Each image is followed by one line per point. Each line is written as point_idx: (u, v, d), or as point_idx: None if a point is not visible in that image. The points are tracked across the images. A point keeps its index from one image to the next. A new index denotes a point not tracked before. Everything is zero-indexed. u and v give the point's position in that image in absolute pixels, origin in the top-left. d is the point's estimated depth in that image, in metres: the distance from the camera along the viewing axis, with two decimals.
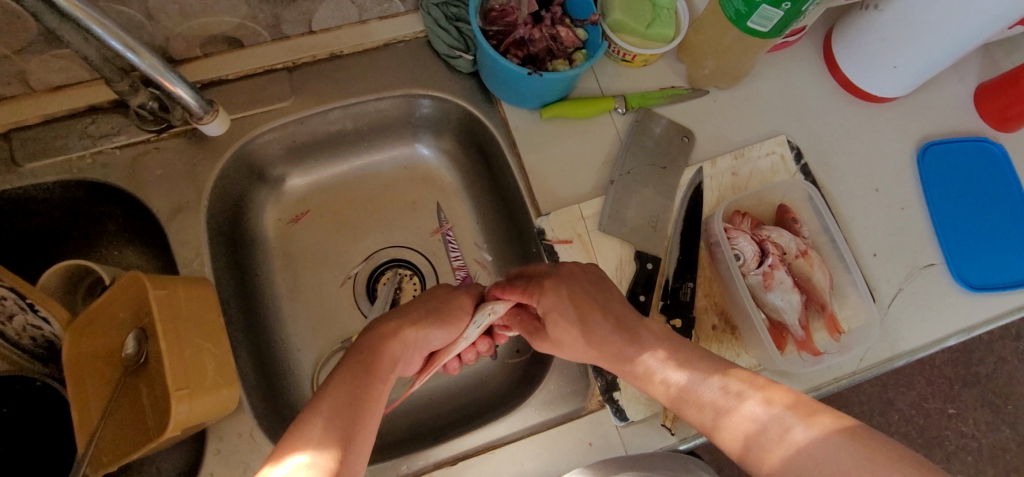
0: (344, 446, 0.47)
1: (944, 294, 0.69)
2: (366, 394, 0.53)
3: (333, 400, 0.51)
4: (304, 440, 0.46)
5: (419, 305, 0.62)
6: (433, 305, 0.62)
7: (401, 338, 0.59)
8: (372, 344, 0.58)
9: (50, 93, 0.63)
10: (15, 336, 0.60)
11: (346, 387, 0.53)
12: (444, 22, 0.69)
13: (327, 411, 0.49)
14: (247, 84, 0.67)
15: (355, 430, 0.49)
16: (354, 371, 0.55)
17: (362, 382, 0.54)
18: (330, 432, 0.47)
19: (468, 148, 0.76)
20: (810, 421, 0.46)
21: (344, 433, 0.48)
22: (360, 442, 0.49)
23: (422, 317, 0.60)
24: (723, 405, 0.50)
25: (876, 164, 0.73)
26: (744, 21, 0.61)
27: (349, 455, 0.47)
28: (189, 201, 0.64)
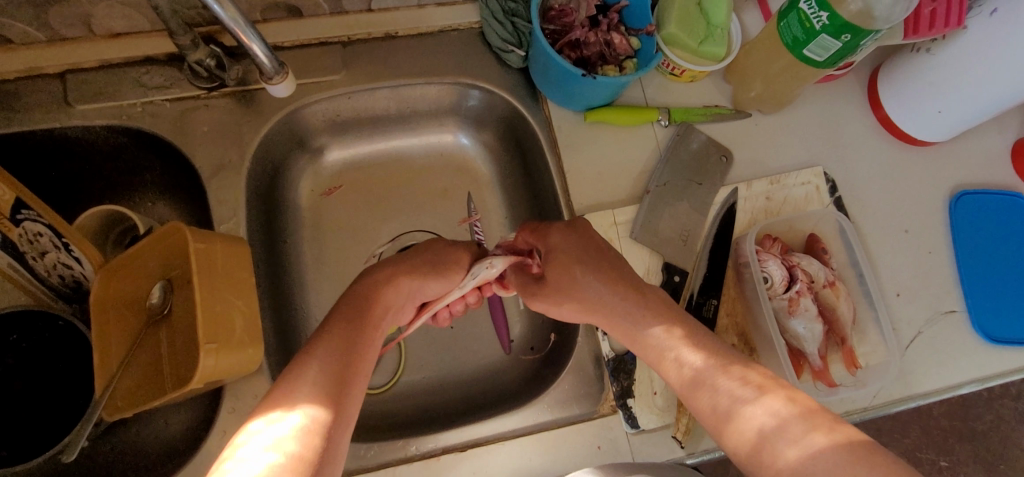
0: (342, 389, 0.48)
1: (963, 342, 0.69)
2: (362, 330, 0.55)
3: (335, 344, 0.52)
4: (297, 394, 0.45)
5: (417, 258, 0.63)
6: (428, 256, 0.63)
7: (395, 287, 0.60)
8: (365, 287, 0.59)
9: (110, 39, 0.64)
10: (44, 272, 0.61)
11: (343, 328, 0.54)
12: (501, 15, 0.69)
13: (325, 355, 0.50)
14: (301, 53, 0.68)
15: (351, 373, 0.50)
16: (349, 315, 0.56)
17: (356, 323, 0.55)
18: (324, 376, 0.48)
19: (507, 143, 0.77)
20: (831, 427, 0.45)
21: (340, 377, 0.49)
22: (355, 381, 0.50)
23: (416, 270, 0.62)
24: (742, 397, 0.50)
25: (908, 206, 0.74)
26: (801, 49, 0.62)
27: (345, 398, 0.48)
28: (231, 160, 0.65)
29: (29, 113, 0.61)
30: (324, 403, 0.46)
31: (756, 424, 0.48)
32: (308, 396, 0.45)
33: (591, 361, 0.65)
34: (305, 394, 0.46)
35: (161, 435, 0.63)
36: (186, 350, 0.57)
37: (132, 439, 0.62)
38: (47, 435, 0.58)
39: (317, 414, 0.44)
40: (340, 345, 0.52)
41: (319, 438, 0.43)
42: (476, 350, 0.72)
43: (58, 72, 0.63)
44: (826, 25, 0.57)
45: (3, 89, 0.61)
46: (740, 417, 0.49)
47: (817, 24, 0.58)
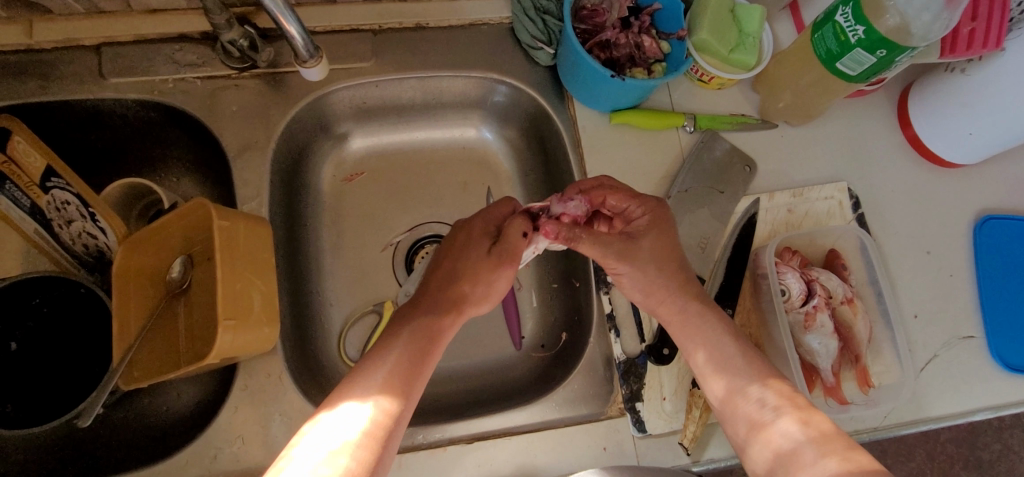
0: (409, 383, 0.51)
1: (979, 368, 0.68)
2: (431, 327, 0.56)
3: (405, 340, 0.54)
4: (367, 382, 0.50)
5: (461, 282, 0.59)
6: (474, 276, 0.59)
7: (461, 314, 0.59)
8: (430, 298, 0.59)
9: (147, 15, 0.65)
10: (70, 240, 0.63)
11: (422, 323, 0.56)
12: (532, 13, 0.69)
13: (398, 350, 0.53)
14: (332, 39, 0.69)
15: (422, 363, 0.53)
16: (415, 313, 0.57)
17: (429, 320, 0.57)
18: (394, 370, 0.51)
19: (531, 139, 0.77)
20: (843, 456, 0.47)
21: (409, 371, 0.52)
22: (426, 370, 0.53)
23: (469, 294, 0.59)
24: (758, 419, 0.53)
25: (931, 228, 0.73)
26: (834, 62, 0.61)
27: (413, 389, 0.51)
28: (257, 141, 0.66)
29: (64, 82, 0.62)
30: (393, 394, 0.49)
31: None
32: (375, 386, 0.49)
33: (601, 362, 0.65)
34: (373, 384, 0.49)
35: (172, 407, 0.64)
36: (203, 325, 0.59)
37: (143, 409, 0.63)
38: (61, 400, 0.59)
39: (385, 404, 0.48)
40: (415, 335, 0.55)
41: (382, 429, 0.46)
42: (486, 344, 0.72)
43: (94, 44, 0.64)
44: (861, 39, 0.57)
45: (40, 57, 0.62)
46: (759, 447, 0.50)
47: (852, 38, 0.57)
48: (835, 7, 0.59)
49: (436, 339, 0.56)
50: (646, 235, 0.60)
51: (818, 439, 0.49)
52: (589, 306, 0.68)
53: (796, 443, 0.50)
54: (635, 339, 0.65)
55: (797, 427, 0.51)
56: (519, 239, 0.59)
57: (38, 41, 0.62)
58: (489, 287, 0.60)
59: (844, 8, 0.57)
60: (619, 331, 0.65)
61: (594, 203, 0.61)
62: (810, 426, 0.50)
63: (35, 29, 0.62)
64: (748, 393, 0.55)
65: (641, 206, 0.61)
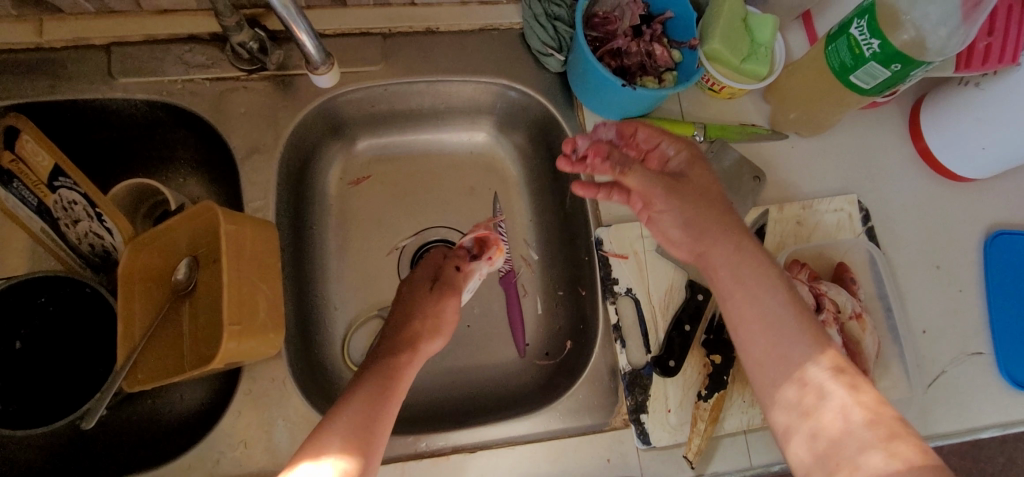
0: (370, 435, 0.49)
1: (987, 385, 0.68)
2: (391, 373, 0.55)
3: (364, 387, 0.53)
4: (327, 442, 0.47)
5: (413, 319, 0.61)
6: (425, 313, 0.62)
7: (417, 352, 0.59)
8: (391, 339, 0.60)
9: (156, 15, 0.64)
10: (76, 239, 0.63)
11: (379, 371, 0.55)
12: (543, 18, 0.69)
13: (359, 397, 0.52)
14: (342, 42, 0.68)
15: (382, 412, 0.52)
16: (378, 358, 0.58)
17: (392, 359, 0.57)
18: (354, 424, 0.49)
19: (539, 146, 0.76)
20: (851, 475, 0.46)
21: (370, 422, 0.50)
22: (388, 418, 0.52)
23: (421, 330, 0.61)
24: None
25: (941, 243, 0.72)
26: (848, 75, 0.60)
27: (376, 443, 0.50)
28: (265, 144, 0.66)
29: (73, 81, 0.62)
30: (353, 449, 0.48)
31: None
32: (337, 440, 0.48)
33: (606, 372, 0.64)
34: (334, 441, 0.48)
35: (175, 408, 0.64)
36: (207, 328, 0.58)
37: (146, 410, 0.63)
38: (65, 399, 0.60)
39: (346, 466, 0.46)
40: (373, 384, 0.54)
41: None
42: (491, 351, 0.72)
43: (103, 44, 0.64)
44: (876, 53, 0.56)
45: (49, 56, 0.62)
46: None
47: (866, 52, 0.57)
48: (849, 19, 0.59)
49: (395, 383, 0.55)
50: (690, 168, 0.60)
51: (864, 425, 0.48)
52: (595, 316, 0.67)
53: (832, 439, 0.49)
54: (640, 350, 0.64)
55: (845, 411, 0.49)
56: (453, 271, 0.66)
57: (47, 39, 0.62)
58: (438, 320, 0.62)
59: (859, 21, 0.57)
60: (625, 341, 0.64)
61: (625, 132, 0.62)
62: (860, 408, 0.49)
63: (45, 28, 0.62)
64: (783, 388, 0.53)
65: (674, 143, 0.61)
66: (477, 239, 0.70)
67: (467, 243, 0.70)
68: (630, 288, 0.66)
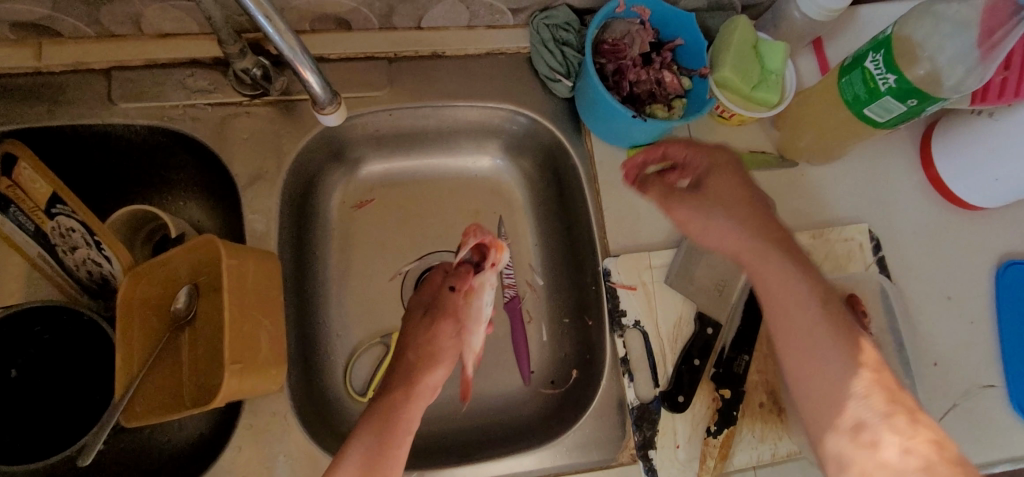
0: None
1: (999, 419, 0.67)
2: (388, 415, 0.55)
3: (361, 436, 0.53)
4: None
5: (408, 350, 0.63)
6: (422, 342, 0.63)
7: (418, 386, 0.60)
8: (395, 374, 0.61)
9: (157, 39, 0.63)
10: (74, 265, 0.62)
11: (377, 418, 0.55)
12: (552, 43, 0.67)
13: (357, 444, 0.52)
14: (346, 66, 0.67)
15: (384, 457, 0.52)
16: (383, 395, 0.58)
17: (398, 396, 0.58)
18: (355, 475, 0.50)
19: (545, 170, 0.75)
20: None
21: (374, 467, 0.51)
22: (392, 462, 0.52)
23: (416, 363, 0.62)
24: None
25: (953, 272, 0.71)
26: (862, 107, 0.59)
27: None
28: (267, 171, 0.64)
29: (73, 106, 0.61)
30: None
31: None
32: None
33: (614, 405, 0.63)
34: None
35: (174, 439, 0.63)
36: (208, 361, 0.57)
37: (145, 442, 0.62)
38: (63, 433, 0.58)
39: None
40: (371, 435, 0.53)
41: None
42: (495, 380, 0.71)
43: (103, 68, 0.62)
44: (891, 87, 0.55)
45: (49, 80, 0.61)
46: None
47: (882, 86, 0.56)
48: (864, 51, 0.58)
49: (395, 425, 0.55)
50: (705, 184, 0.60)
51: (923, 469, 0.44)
52: (602, 347, 0.66)
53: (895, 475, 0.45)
54: (649, 383, 0.63)
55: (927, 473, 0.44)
56: (448, 293, 0.66)
57: (46, 64, 0.61)
58: (434, 349, 0.63)
59: (875, 54, 0.56)
60: (633, 375, 0.63)
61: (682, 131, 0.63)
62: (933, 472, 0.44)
63: (44, 51, 0.61)
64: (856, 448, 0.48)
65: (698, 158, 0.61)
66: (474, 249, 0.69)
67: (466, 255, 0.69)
68: (638, 320, 0.65)
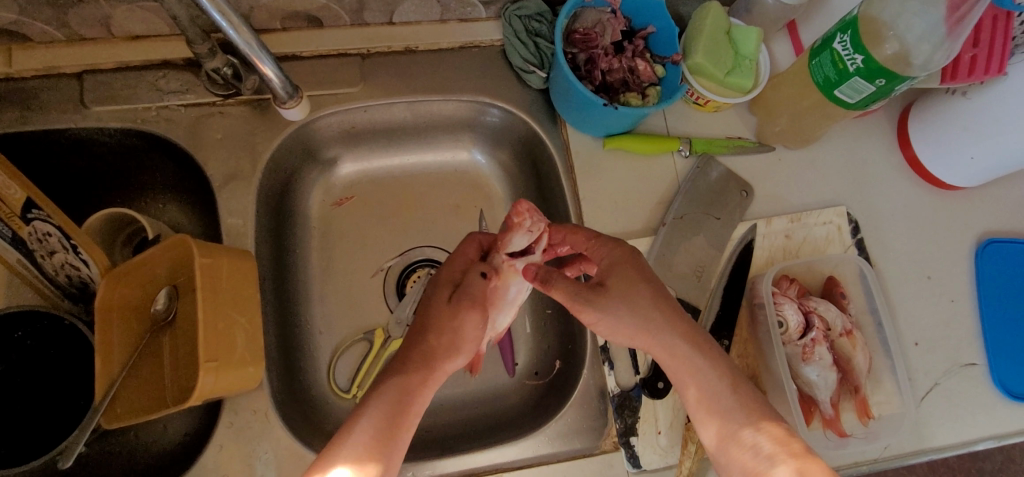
0: (391, 436, 0.51)
1: (981, 397, 0.67)
2: (404, 389, 0.54)
3: (385, 394, 0.54)
4: (345, 449, 0.49)
5: (428, 335, 0.57)
6: (448, 328, 0.57)
7: (435, 371, 0.57)
8: (406, 353, 0.58)
9: (128, 41, 0.63)
10: (53, 270, 0.62)
11: (392, 390, 0.54)
12: (524, 35, 0.68)
13: (372, 411, 0.52)
14: (319, 63, 0.67)
15: (403, 417, 0.53)
16: (396, 369, 0.56)
17: (415, 374, 0.56)
18: (375, 427, 0.51)
19: (524, 162, 0.75)
20: None
21: (388, 432, 0.51)
22: (406, 426, 0.53)
23: (438, 347, 0.57)
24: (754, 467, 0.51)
25: (932, 252, 0.71)
26: (832, 90, 0.59)
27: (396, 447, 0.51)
28: (243, 170, 0.64)
29: (45, 111, 0.61)
30: (372, 458, 0.49)
31: None
32: (356, 454, 0.48)
33: (596, 394, 0.63)
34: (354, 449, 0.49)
35: (158, 440, 0.63)
36: (188, 361, 0.57)
37: (128, 444, 0.62)
38: (46, 437, 0.58)
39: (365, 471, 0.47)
40: (392, 394, 0.54)
41: None
42: (478, 373, 0.71)
43: (75, 72, 0.62)
44: (860, 68, 0.55)
45: (20, 86, 0.61)
46: None
47: (850, 67, 0.56)
48: (832, 33, 0.58)
49: (409, 399, 0.54)
50: (609, 277, 0.57)
51: None
52: (583, 337, 0.66)
53: None
54: (630, 371, 0.63)
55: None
56: (479, 279, 0.58)
57: (18, 69, 0.61)
58: (459, 337, 0.57)
59: (842, 35, 0.56)
60: (613, 363, 0.63)
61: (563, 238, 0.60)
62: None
63: (15, 57, 0.61)
64: (743, 441, 0.52)
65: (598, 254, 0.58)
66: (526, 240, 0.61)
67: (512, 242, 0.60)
68: None
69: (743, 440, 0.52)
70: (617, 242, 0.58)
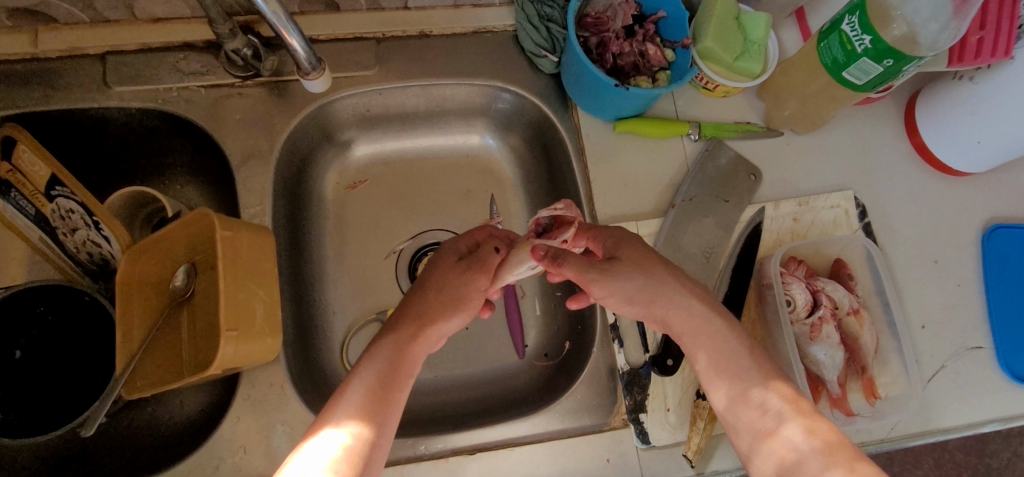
0: (387, 394, 0.52)
1: (987, 379, 0.67)
2: (399, 350, 0.56)
3: (378, 357, 0.55)
4: (341, 407, 0.50)
5: (428, 291, 0.59)
6: (450, 288, 0.59)
7: (428, 329, 0.58)
8: (401, 311, 0.59)
9: (150, 24, 0.65)
10: (74, 248, 0.63)
11: (383, 355, 0.55)
12: (536, 20, 0.69)
13: (361, 377, 0.53)
14: (336, 47, 0.69)
15: (396, 377, 0.54)
16: (389, 329, 0.58)
17: (404, 335, 0.57)
18: (369, 386, 0.52)
19: (535, 147, 0.76)
20: (849, 467, 0.45)
21: (384, 390, 0.52)
22: (401, 385, 0.54)
23: (435, 306, 0.58)
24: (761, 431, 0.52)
25: (938, 236, 0.72)
26: (840, 71, 0.61)
27: (393, 401, 0.52)
28: (261, 150, 0.66)
29: (69, 91, 0.62)
30: (369, 413, 0.50)
31: (777, 462, 0.50)
32: (354, 409, 0.49)
33: (605, 372, 0.64)
34: (351, 407, 0.50)
35: (176, 415, 0.64)
36: (206, 334, 0.58)
37: (145, 417, 0.63)
38: (66, 407, 0.60)
39: (363, 426, 0.48)
40: (387, 352, 0.55)
41: (363, 445, 0.47)
42: (489, 353, 0.72)
43: (98, 53, 0.64)
44: (868, 48, 0.56)
45: (45, 66, 0.63)
46: (774, 438, 0.51)
47: (858, 47, 0.57)
48: (841, 15, 0.59)
49: (403, 360, 0.55)
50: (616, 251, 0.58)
51: (823, 451, 0.48)
52: (592, 316, 0.68)
53: (803, 457, 0.48)
54: (639, 349, 0.64)
55: (802, 437, 0.49)
56: (492, 252, 0.60)
57: (43, 50, 0.62)
58: (461, 296, 0.59)
59: (851, 17, 0.57)
60: (623, 341, 0.64)
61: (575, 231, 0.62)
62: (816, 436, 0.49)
63: (40, 38, 0.62)
64: (750, 401, 0.54)
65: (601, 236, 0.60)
66: (557, 217, 0.61)
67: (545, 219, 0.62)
68: None
69: (754, 408, 0.53)
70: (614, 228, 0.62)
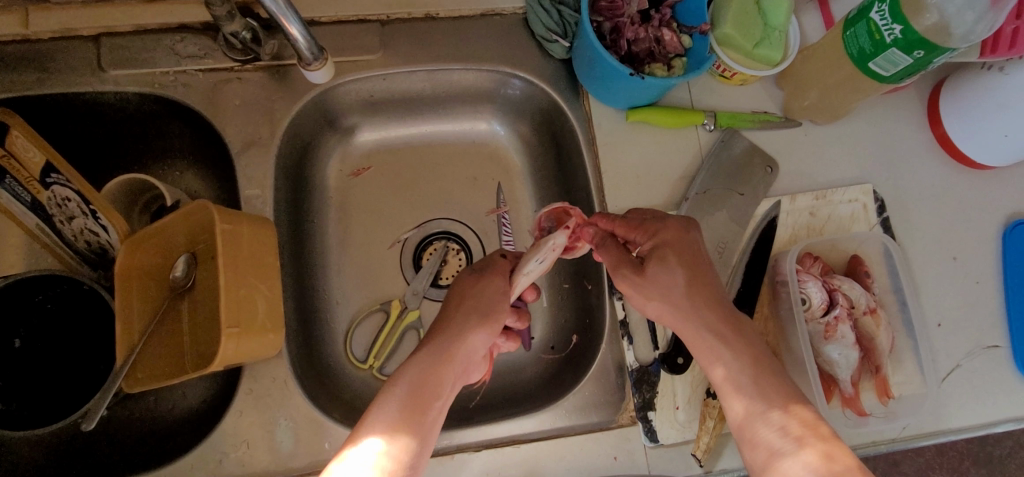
0: (422, 412, 0.50)
1: (1003, 379, 0.66)
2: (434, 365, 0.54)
3: (413, 370, 0.53)
4: (375, 421, 0.48)
5: (455, 302, 0.59)
6: (471, 298, 0.58)
7: (460, 345, 0.56)
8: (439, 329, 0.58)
9: (145, 4, 0.62)
10: (72, 236, 0.62)
11: (419, 369, 0.53)
12: (547, 3, 0.66)
13: (396, 389, 0.51)
14: (339, 29, 0.66)
15: (434, 392, 0.52)
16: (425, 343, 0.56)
17: (434, 351, 0.55)
18: (405, 400, 0.50)
19: (544, 135, 0.74)
20: None
21: (416, 406, 0.50)
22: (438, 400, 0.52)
23: (465, 318, 0.57)
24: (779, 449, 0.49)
25: (958, 232, 0.70)
26: (867, 61, 0.58)
27: (429, 418, 0.50)
28: (261, 137, 0.64)
29: (62, 74, 0.60)
30: (405, 430, 0.48)
31: None
32: (386, 426, 0.48)
33: (613, 369, 0.63)
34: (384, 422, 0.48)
35: (178, 406, 0.64)
36: (207, 328, 0.56)
37: (149, 407, 0.63)
38: (66, 400, 0.59)
39: (399, 444, 0.47)
40: (422, 366, 0.53)
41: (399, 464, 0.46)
42: None
43: (92, 34, 0.61)
44: (898, 39, 0.54)
45: (37, 48, 0.60)
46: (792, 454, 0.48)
47: (888, 37, 0.54)
48: (870, 2, 0.56)
49: (439, 376, 0.53)
50: (650, 259, 0.55)
51: None
52: (601, 310, 0.66)
53: None
54: (648, 346, 0.63)
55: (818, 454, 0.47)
56: (503, 259, 0.62)
57: (34, 31, 0.60)
58: (489, 307, 0.58)
59: (881, 4, 0.54)
60: (632, 338, 0.63)
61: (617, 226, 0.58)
62: (835, 462, 0.45)
63: (31, 18, 0.60)
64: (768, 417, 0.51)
65: (646, 232, 0.57)
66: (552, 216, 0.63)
67: (546, 222, 0.64)
68: None
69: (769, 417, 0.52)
70: (666, 220, 0.57)
